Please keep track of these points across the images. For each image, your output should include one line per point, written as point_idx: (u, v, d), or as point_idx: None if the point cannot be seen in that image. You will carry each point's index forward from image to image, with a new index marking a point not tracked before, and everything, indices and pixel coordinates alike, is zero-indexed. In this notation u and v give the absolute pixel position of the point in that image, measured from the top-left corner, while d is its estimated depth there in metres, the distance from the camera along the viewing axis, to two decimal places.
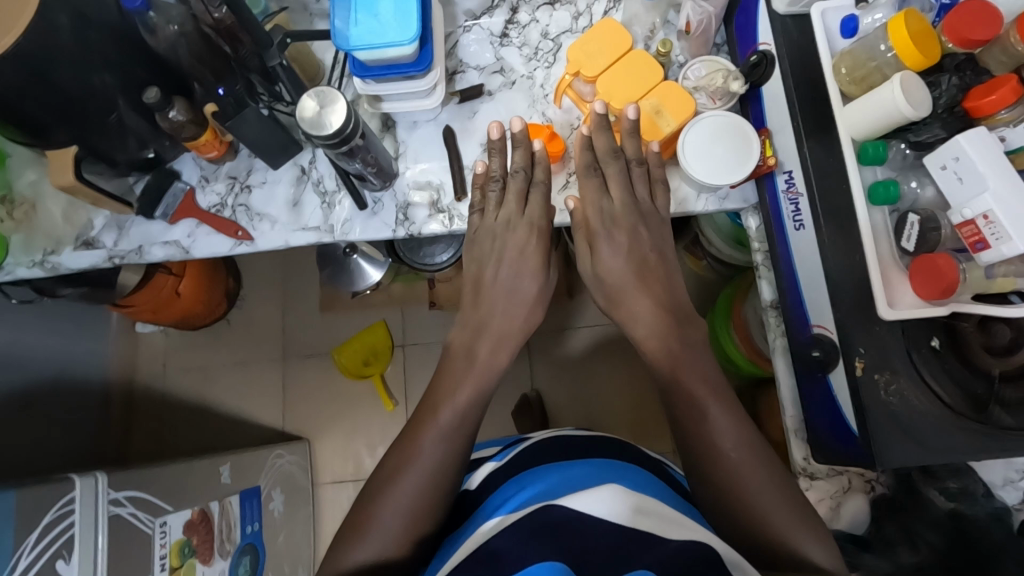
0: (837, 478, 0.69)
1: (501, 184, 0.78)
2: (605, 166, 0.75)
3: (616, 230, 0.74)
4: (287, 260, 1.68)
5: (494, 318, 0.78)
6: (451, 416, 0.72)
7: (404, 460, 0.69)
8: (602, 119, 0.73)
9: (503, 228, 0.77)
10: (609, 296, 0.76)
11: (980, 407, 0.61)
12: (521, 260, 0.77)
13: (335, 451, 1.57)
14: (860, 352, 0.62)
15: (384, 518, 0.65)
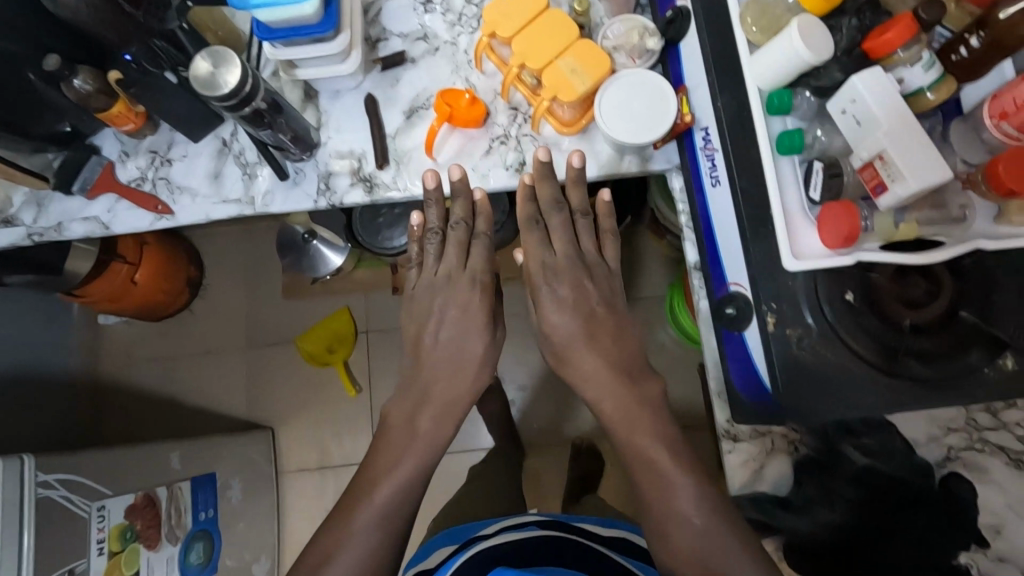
0: (760, 440, 0.67)
1: (440, 236, 0.79)
2: (548, 218, 0.76)
3: (562, 287, 0.74)
4: (251, 248, 1.67)
5: (434, 385, 0.78)
6: (391, 493, 0.73)
7: (338, 537, 0.70)
8: (545, 170, 0.74)
9: (444, 282, 0.79)
10: (557, 355, 0.75)
11: (890, 357, 0.59)
12: (464, 318, 0.78)
13: (298, 439, 1.56)
14: (771, 306, 0.61)
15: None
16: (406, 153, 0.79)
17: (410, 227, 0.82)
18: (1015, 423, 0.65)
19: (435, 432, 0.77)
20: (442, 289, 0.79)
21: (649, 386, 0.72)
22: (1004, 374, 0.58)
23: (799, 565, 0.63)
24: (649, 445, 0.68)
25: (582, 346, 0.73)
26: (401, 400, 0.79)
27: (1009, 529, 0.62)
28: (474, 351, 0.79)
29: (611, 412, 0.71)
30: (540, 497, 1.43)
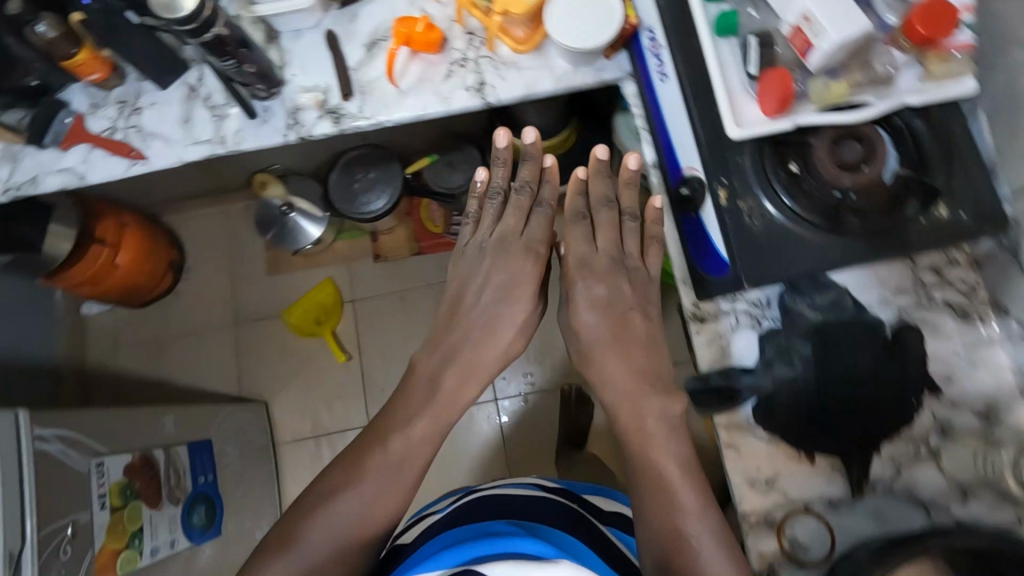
0: (724, 318, 0.71)
1: (500, 198, 0.88)
2: (597, 212, 0.78)
3: (600, 286, 0.74)
4: (230, 229, 1.68)
5: (467, 347, 0.83)
6: (401, 445, 0.77)
7: (349, 476, 0.76)
8: (601, 165, 0.79)
9: (497, 241, 0.86)
10: (582, 355, 0.75)
11: (833, 217, 0.63)
12: (503, 287, 0.84)
13: (291, 410, 1.58)
14: (722, 181, 0.65)
15: (311, 536, 0.72)
16: (370, 83, 0.81)
17: (472, 187, 0.91)
18: (959, 281, 0.69)
19: (459, 390, 0.81)
20: (499, 256, 0.85)
21: (672, 401, 0.70)
22: (938, 223, 0.62)
23: (766, 426, 0.68)
24: (667, 462, 0.68)
25: (620, 338, 0.73)
26: (429, 355, 0.83)
27: (959, 376, 0.67)
28: (518, 316, 0.83)
29: (631, 400, 0.71)
30: (534, 443, 1.47)
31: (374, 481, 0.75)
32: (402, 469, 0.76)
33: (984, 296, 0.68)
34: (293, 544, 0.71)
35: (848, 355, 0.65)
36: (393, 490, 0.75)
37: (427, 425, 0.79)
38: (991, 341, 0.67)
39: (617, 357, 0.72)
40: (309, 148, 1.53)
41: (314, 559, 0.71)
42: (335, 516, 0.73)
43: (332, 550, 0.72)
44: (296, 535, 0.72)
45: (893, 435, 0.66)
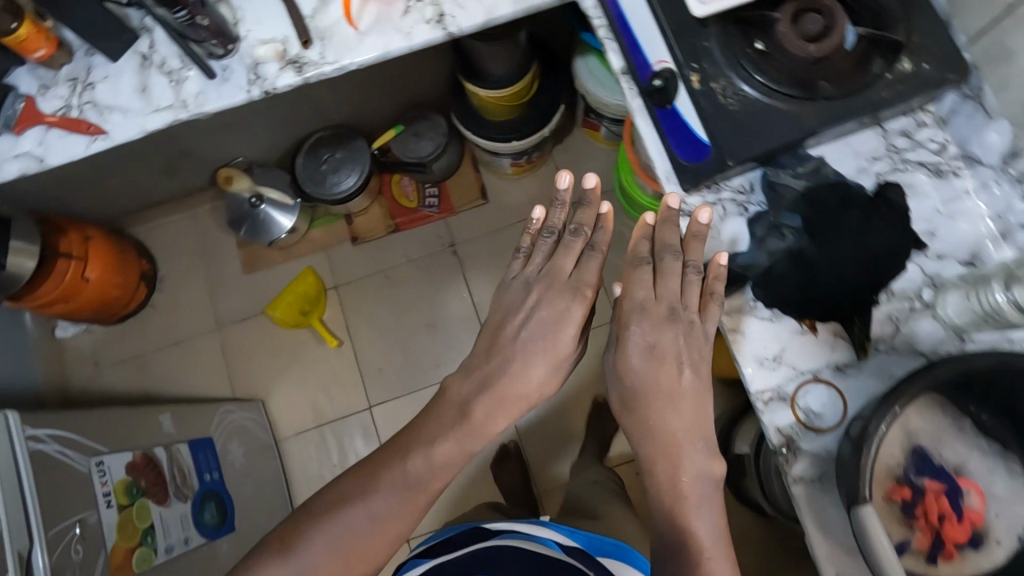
0: (712, 210, 0.71)
1: (553, 236, 0.78)
2: (660, 258, 0.69)
3: (655, 335, 0.66)
4: (200, 232, 1.64)
5: (512, 369, 0.73)
6: (420, 465, 0.73)
7: (358, 490, 0.73)
8: (669, 212, 0.69)
9: (544, 281, 0.76)
10: (625, 402, 0.66)
11: (808, 87, 0.64)
12: (553, 322, 0.74)
13: (289, 404, 1.55)
14: (694, 67, 0.67)
15: (313, 541, 0.71)
16: (328, 29, 0.80)
17: (525, 220, 0.81)
18: (929, 141, 0.71)
19: (488, 421, 0.73)
20: (550, 291, 0.75)
21: (714, 463, 0.64)
22: (904, 75, 0.64)
23: (767, 302, 0.69)
24: (699, 527, 0.62)
25: (690, 394, 0.64)
26: (463, 381, 0.75)
27: (941, 231, 0.69)
28: (563, 344, 0.74)
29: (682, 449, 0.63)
30: (546, 438, 1.48)
31: (381, 505, 0.72)
32: (419, 492, 0.73)
33: (955, 151, 0.70)
34: (296, 548, 0.71)
35: (832, 216, 0.69)
36: (402, 514, 0.72)
37: (446, 444, 0.73)
38: (967, 192, 0.69)
39: (678, 417, 0.64)
40: (270, 135, 1.50)
41: (310, 565, 0.71)
42: (339, 531, 0.71)
43: (333, 563, 0.71)
44: (298, 541, 0.72)
45: (886, 293, 0.68)
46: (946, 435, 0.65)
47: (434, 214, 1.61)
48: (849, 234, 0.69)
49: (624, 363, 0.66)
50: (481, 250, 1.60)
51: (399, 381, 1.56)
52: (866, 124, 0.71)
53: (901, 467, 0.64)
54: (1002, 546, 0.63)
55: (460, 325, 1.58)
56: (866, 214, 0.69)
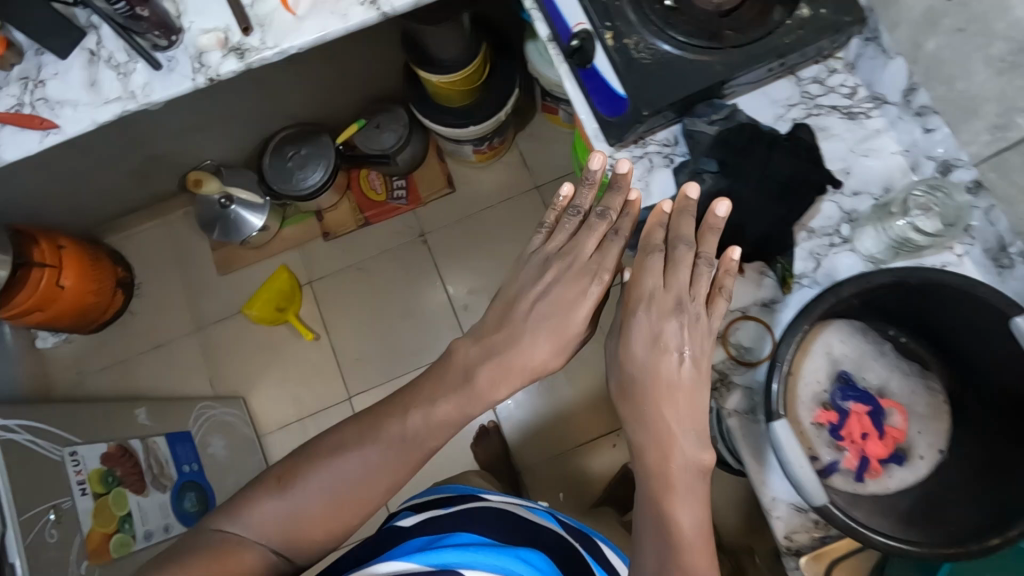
0: (641, 162, 0.75)
1: (577, 217, 0.73)
2: (673, 247, 0.67)
3: (660, 324, 0.64)
4: (176, 237, 1.67)
5: (520, 345, 0.68)
6: (418, 422, 0.67)
7: (363, 436, 0.67)
8: (684, 204, 0.69)
9: (559, 252, 0.72)
10: (624, 388, 0.64)
11: (714, 36, 0.68)
12: (561, 291, 0.69)
13: (270, 399, 1.58)
14: (607, 25, 0.70)
15: (311, 481, 0.65)
16: (267, 15, 0.83)
17: (550, 198, 0.76)
18: (841, 86, 0.74)
19: (492, 390, 0.68)
20: (567, 273, 0.70)
21: (705, 454, 0.60)
22: (803, 20, 0.67)
23: None
24: (683, 517, 0.58)
25: (688, 387, 0.62)
26: (470, 344, 0.70)
27: (855, 168, 0.73)
28: (574, 322, 0.69)
29: (675, 446, 0.60)
30: (534, 423, 1.51)
31: (386, 449, 0.66)
32: (417, 446, 0.67)
33: (865, 94, 0.74)
34: (296, 485, 0.65)
35: (748, 156, 0.71)
36: (399, 469, 0.66)
37: (448, 404, 0.67)
38: (878, 131, 0.73)
39: (680, 412, 0.61)
40: (236, 136, 1.53)
41: (305, 506, 0.64)
42: (337, 473, 0.65)
43: (328, 502, 0.64)
44: (300, 478, 0.65)
45: (805, 230, 0.72)
46: (869, 358, 0.69)
47: (404, 206, 1.64)
48: (757, 172, 0.71)
49: (625, 351, 0.64)
50: (450, 239, 1.63)
51: (377, 370, 1.58)
52: (779, 73, 0.75)
53: (827, 392, 0.68)
54: (924, 460, 0.66)
55: (435, 312, 1.60)
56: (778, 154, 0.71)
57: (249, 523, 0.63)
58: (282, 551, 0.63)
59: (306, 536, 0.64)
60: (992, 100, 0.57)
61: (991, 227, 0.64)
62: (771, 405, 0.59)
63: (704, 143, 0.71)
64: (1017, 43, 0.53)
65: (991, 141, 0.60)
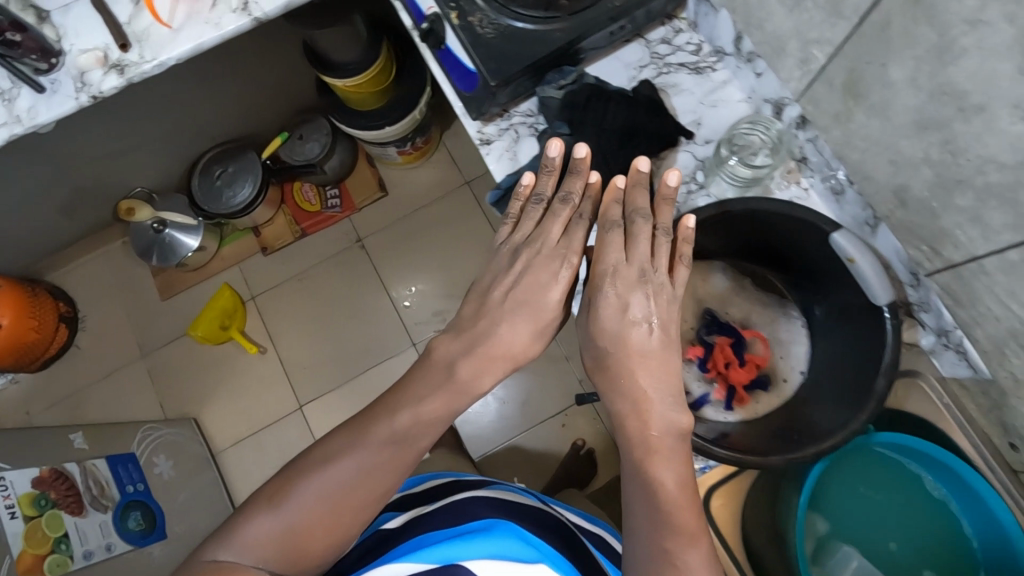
0: (507, 134, 0.79)
1: (541, 204, 0.69)
2: (632, 221, 0.64)
3: (631, 297, 0.60)
4: (118, 267, 1.68)
5: (499, 333, 0.62)
6: (407, 420, 0.60)
7: (352, 439, 0.59)
8: (639, 178, 0.67)
9: (529, 238, 0.67)
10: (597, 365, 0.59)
11: (549, 6, 0.72)
12: (532, 277, 0.64)
13: (223, 415, 1.59)
14: (452, 6, 0.74)
15: (305, 492, 0.56)
16: (144, 31, 0.86)
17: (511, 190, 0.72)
18: (686, 44, 0.79)
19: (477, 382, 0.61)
20: (535, 260, 0.66)
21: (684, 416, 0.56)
22: None
23: None
24: (667, 476, 0.53)
25: (659, 353, 0.58)
26: (451, 340, 0.64)
27: (705, 118, 0.77)
28: (549, 306, 0.64)
29: (651, 409, 0.56)
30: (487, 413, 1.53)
31: (379, 447, 0.58)
32: (406, 443, 0.59)
33: (709, 49, 0.78)
34: (286, 497, 0.56)
35: (593, 112, 0.74)
36: (397, 468, 0.59)
37: (440, 402, 0.60)
38: (724, 82, 0.77)
39: (656, 375, 0.57)
40: (162, 161, 1.55)
41: (301, 522, 0.55)
42: (328, 479, 0.57)
43: (322, 513, 0.56)
44: (290, 490, 0.57)
45: (664, 181, 0.76)
46: (730, 294, 0.74)
47: (339, 213, 1.66)
48: (592, 126, 0.73)
49: (597, 326, 0.60)
50: (390, 242, 1.66)
51: (324, 377, 1.60)
52: (628, 37, 0.79)
53: (694, 329, 0.72)
54: (788, 382, 0.70)
55: (381, 315, 1.62)
56: (616, 111, 0.73)
57: (240, 548, 0.54)
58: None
59: (303, 554, 0.55)
60: (793, 37, 0.62)
61: (819, 156, 0.69)
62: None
63: (554, 108, 0.75)
64: None
65: (802, 76, 0.64)
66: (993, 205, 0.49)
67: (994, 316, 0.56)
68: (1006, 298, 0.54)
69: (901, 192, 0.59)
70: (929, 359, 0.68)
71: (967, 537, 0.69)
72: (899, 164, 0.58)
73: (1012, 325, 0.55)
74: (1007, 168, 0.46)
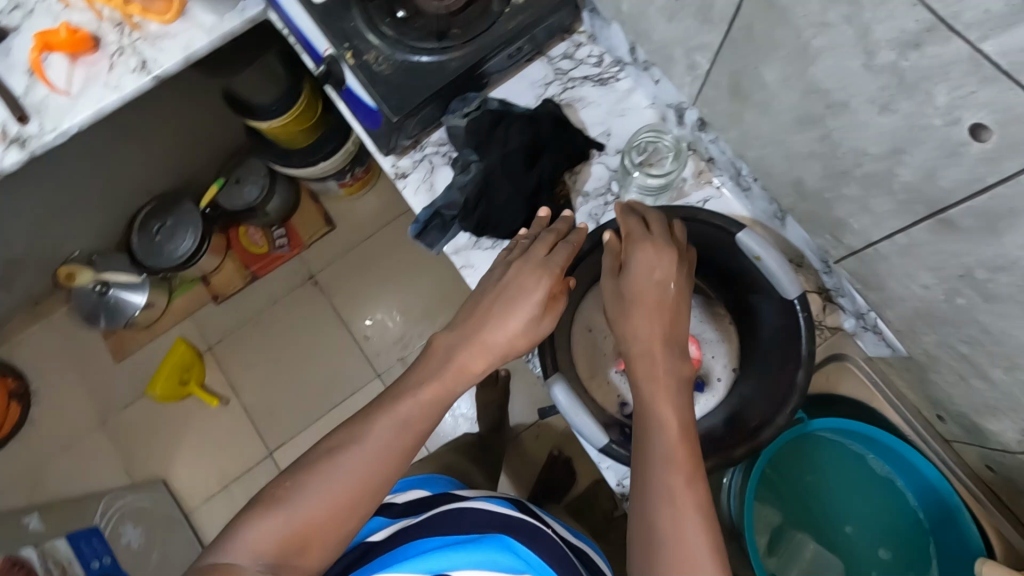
0: (422, 165, 0.79)
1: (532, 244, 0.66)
2: (646, 211, 0.63)
3: (658, 259, 0.57)
4: (68, 334, 1.62)
5: (499, 310, 0.58)
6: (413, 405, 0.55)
7: (353, 432, 0.53)
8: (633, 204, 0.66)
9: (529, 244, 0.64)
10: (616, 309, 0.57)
11: (442, 36, 0.72)
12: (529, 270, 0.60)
13: (192, 472, 1.55)
14: (347, 45, 0.72)
15: (308, 485, 0.50)
16: (42, 102, 0.84)
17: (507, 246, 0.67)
18: (588, 57, 0.80)
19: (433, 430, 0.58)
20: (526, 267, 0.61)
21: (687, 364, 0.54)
22: (520, 6, 0.73)
23: (476, 231, 0.74)
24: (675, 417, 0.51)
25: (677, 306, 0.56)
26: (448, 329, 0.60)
27: (615, 128, 0.78)
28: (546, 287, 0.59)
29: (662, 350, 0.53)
30: None
31: (384, 438, 0.53)
32: (409, 430, 0.54)
33: (610, 59, 0.79)
34: (286, 497, 0.50)
35: (498, 134, 0.74)
36: (407, 455, 0.54)
37: (433, 392, 0.56)
38: (628, 91, 0.78)
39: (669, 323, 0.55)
40: (96, 222, 1.50)
41: (304, 519, 0.49)
42: (337, 467, 0.51)
43: (324, 509, 0.49)
44: (290, 490, 0.50)
45: (581, 196, 0.77)
46: None
47: (287, 253, 1.63)
48: (497, 149, 0.73)
49: (626, 279, 0.57)
50: (342, 275, 1.64)
51: (291, 421, 1.57)
52: (531, 57, 0.79)
53: None
54: (723, 381, 0.70)
55: (342, 351, 1.60)
56: (520, 131, 0.74)
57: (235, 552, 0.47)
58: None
59: (302, 560, 0.48)
60: (676, 44, 0.63)
61: (723, 155, 0.70)
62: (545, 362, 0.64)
63: (461, 136, 0.75)
64: None
65: (692, 81, 0.65)
66: (875, 193, 0.50)
67: (901, 297, 0.57)
68: (906, 280, 0.54)
69: (798, 185, 0.60)
70: (854, 341, 0.69)
71: (914, 511, 0.70)
72: (792, 160, 0.58)
73: (916, 304, 0.56)
74: (878, 158, 0.47)
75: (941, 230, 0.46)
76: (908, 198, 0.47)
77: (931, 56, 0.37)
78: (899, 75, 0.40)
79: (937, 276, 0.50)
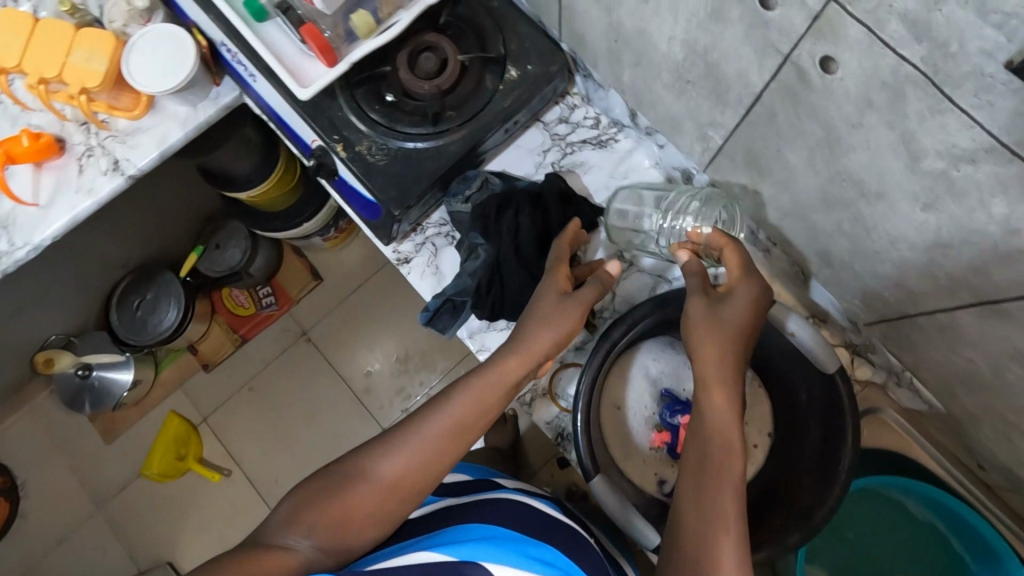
0: (425, 248, 0.76)
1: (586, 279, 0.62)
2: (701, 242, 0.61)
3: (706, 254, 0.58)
4: (49, 423, 1.48)
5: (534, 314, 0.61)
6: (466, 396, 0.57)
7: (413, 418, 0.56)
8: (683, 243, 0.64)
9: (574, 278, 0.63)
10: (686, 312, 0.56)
11: (435, 118, 0.69)
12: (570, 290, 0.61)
13: (199, 552, 1.44)
14: (335, 137, 0.68)
15: (365, 463, 0.54)
16: (9, 214, 0.79)
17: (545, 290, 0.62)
18: (584, 119, 0.77)
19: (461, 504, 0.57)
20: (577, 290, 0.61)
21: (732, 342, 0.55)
22: (514, 81, 0.70)
23: (489, 315, 0.71)
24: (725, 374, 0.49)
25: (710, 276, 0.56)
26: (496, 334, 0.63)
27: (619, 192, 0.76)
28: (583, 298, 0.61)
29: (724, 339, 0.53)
30: None
31: (437, 425, 0.55)
32: (460, 417, 0.56)
33: (607, 120, 0.76)
34: (344, 474, 0.53)
35: (505, 211, 0.71)
36: (457, 442, 0.55)
37: (483, 385, 0.57)
38: (630, 151, 0.76)
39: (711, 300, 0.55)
40: (69, 303, 1.36)
41: (358, 492, 0.52)
42: (392, 447, 0.54)
43: (375, 493, 0.52)
44: (347, 469, 0.54)
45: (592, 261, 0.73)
46: (681, 365, 0.72)
47: (276, 311, 1.52)
48: (507, 238, 0.70)
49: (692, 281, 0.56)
50: (336, 326, 1.53)
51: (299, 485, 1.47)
52: (526, 124, 0.76)
53: (656, 413, 0.71)
54: (760, 448, 0.67)
55: (338, 407, 1.49)
56: (524, 206, 0.71)
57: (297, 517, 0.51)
58: (322, 560, 0.49)
59: (347, 535, 0.51)
60: (683, 117, 0.61)
61: None
62: (586, 468, 0.64)
63: (464, 220, 0.73)
64: (675, 72, 0.56)
65: (703, 150, 0.63)
66: (912, 274, 0.49)
67: (942, 365, 0.56)
68: (948, 351, 0.53)
69: (824, 254, 0.59)
70: (887, 393, 0.67)
71: (962, 559, 0.69)
72: (815, 232, 0.57)
73: (958, 372, 0.55)
74: (918, 248, 0.46)
75: (989, 317, 0.45)
76: (950, 285, 0.46)
77: (987, 171, 0.36)
78: (948, 182, 0.39)
79: (984, 355, 0.49)
